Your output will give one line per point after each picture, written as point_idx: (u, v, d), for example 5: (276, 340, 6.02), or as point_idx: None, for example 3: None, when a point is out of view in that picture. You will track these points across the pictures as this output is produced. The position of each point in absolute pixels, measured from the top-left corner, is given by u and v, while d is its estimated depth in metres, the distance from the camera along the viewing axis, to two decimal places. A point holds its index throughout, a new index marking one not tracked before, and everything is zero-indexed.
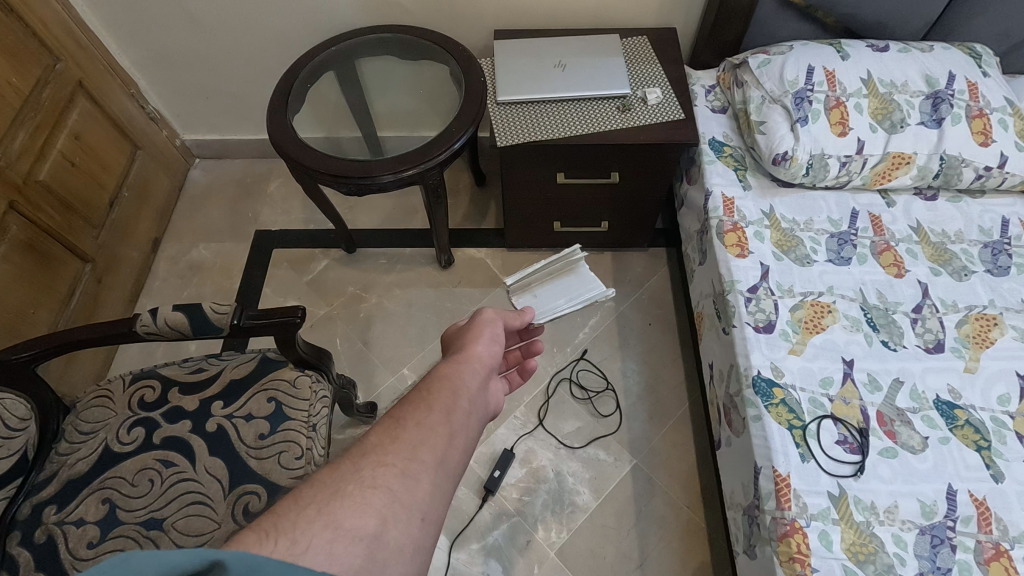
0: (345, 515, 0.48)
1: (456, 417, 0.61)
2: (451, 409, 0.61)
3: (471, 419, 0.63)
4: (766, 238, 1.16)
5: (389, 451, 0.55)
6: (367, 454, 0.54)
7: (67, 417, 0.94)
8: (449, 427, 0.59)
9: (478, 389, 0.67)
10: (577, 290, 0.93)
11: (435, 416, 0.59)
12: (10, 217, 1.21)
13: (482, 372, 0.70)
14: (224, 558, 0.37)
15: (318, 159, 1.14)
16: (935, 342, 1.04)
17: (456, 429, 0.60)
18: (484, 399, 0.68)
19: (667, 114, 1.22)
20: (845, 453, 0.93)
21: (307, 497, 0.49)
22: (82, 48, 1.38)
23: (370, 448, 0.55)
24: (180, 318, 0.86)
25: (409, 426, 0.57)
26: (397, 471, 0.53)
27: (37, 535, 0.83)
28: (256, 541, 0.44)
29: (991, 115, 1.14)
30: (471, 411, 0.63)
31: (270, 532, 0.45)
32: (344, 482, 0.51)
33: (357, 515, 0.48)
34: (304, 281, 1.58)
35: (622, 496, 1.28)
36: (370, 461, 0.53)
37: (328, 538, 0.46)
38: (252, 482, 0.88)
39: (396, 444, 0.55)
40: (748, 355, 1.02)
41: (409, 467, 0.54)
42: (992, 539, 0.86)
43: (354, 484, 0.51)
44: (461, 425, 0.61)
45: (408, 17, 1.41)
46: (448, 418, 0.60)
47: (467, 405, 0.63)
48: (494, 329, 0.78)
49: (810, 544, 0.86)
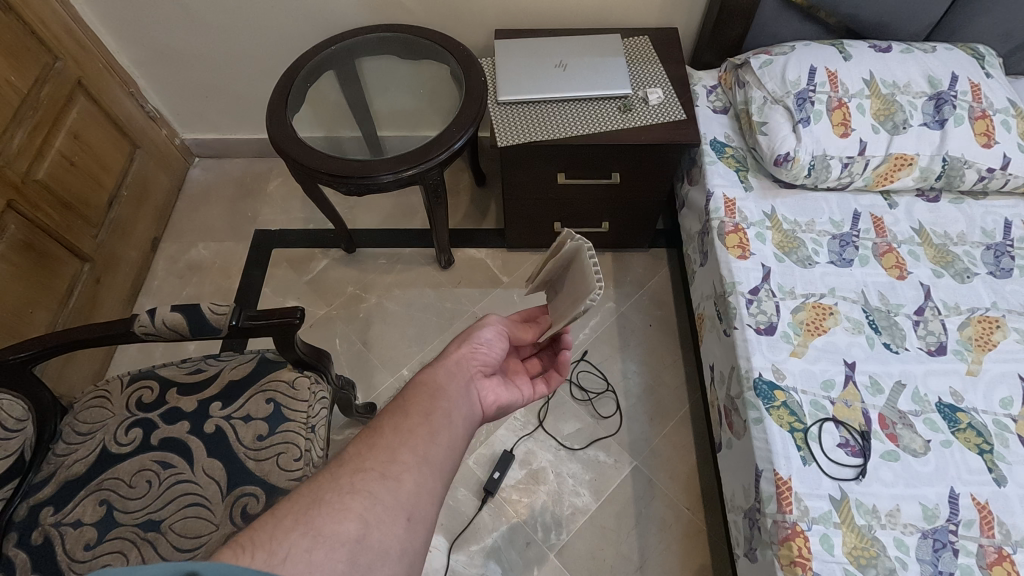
0: (324, 522, 0.48)
1: (436, 418, 0.61)
2: (429, 411, 0.62)
3: (454, 418, 0.63)
4: (767, 239, 1.16)
5: (366, 457, 0.55)
6: (345, 463, 0.55)
7: (64, 418, 0.94)
8: (429, 428, 0.60)
9: (456, 389, 0.68)
10: (584, 284, 0.72)
11: (413, 419, 0.60)
12: (9, 216, 1.20)
13: (456, 373, 0.71)
14: (197, 568, 0.37)
15: (318, 158, 1.13)
16: (937, 345, 1.03)
17: (436, 430, 0.60)
18: (465, 397, 0.68)
19: (668, 114, 1.21)
20: (845, 456, 0.92)
21: (285, 508, 0.49)
22: (82, 47, 1.37)
23: (349, 457, 0.55)
24: (178, 318, 0.86)
25: (386, 432, 0.58)
26: (376, 475, 0.53)
27: (33, 537, 0.82)
28: (233, 557, 0.43)
29: (994, 116, 1.13)
30: (451, 411, 0.64)
31: (246, 546, 0.44)
32: (322, 492, 0.51)
33: (336, 521, 0.48)
34: (303, 281, 1.58)
35: (622, 497, 1.28)
36: (348, 470, 0.54)
37: (307, 546, 0.46)
38: (249, 483, 0.88)
39: (374, 451, 0.56)
40: (748, 357, 1.02)
41: (388, 469, 0.54)
42: (994, 543, 0.86)
43: (333, 492, 0.51)
44: (442, 424, 0.61)
45: (408, 17, 1.40)
46: (427, 419, 0.61)
47: (447, 404, 0.64)
48: (486, 331, 0.78)
49: (810, 548, 0.85)
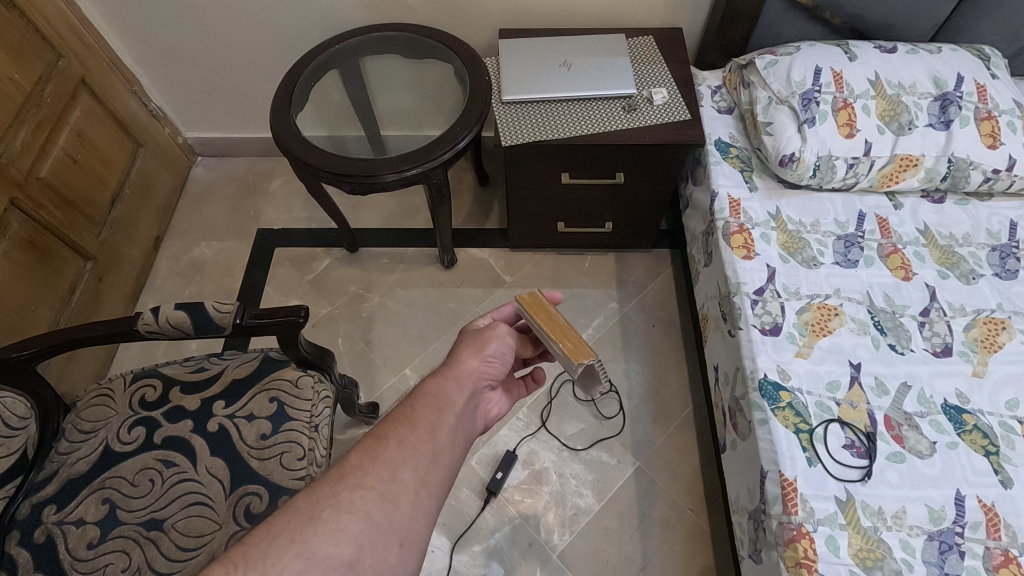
0: (319, 543, 0.49)
1: (440, 435, 0.60)
2: (434, 426, 0.61)
3: (457, 435, 0.62)
4: (772, 239, 1.15)
5: (367, 472, 0.55)
6: (346, 475, 0.55)
7: (68, 416, 0.94)
8: (432, 446, 0.59)
9: (463, 403, 0.66)
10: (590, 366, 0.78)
11: (418, 433, 0.59)
12: (11, 214, 1.20)
13: (465, 387, 0.68)
14: None
15: (322, 157, 1.13)
16: (942, 346, 1.03)
17: (439, 448, 0.59)
18: (468, 413, 0.67)
19: (673, 114, 1.21)
20: (852, 458, 0.92)
21: (281, 524, 0.50)
22: (84, 44, 1.37)
23: (349, 468, 0.55)
24: (181, 316, 0.85)
25: (390, 445, 0.58)
26: (376, 495, 0.54)
27: (36, 535, 0.82)
28: None
29: (1000, 117, 1.13)
30: (456, 427, 0.63)
31: (239, 564, 0.47)
32: (319, 508, 0.52)
33: (331, 543, 0.49)
34: (305, 280, 1.58)
35: (624, 498, 1.27)
36: (347, 485, 0.54)
37: (300, 568, 0.47)
38: (253, 483, 0.87)
39: (376, 465, 0.56)
40: (754, 358, 1.02)
41: (387, 489, 0.54)
42: (1000, 546, 0.85)
43: (330, 509, 0.51)
44: (446, 441, 0.61)
45: (411, 16, 1.40)
46: (431, 436, 0.60)
47: (452, 421, 0.63)
48: (499, 343, 0.75)
49: (816, 549, 0.85)
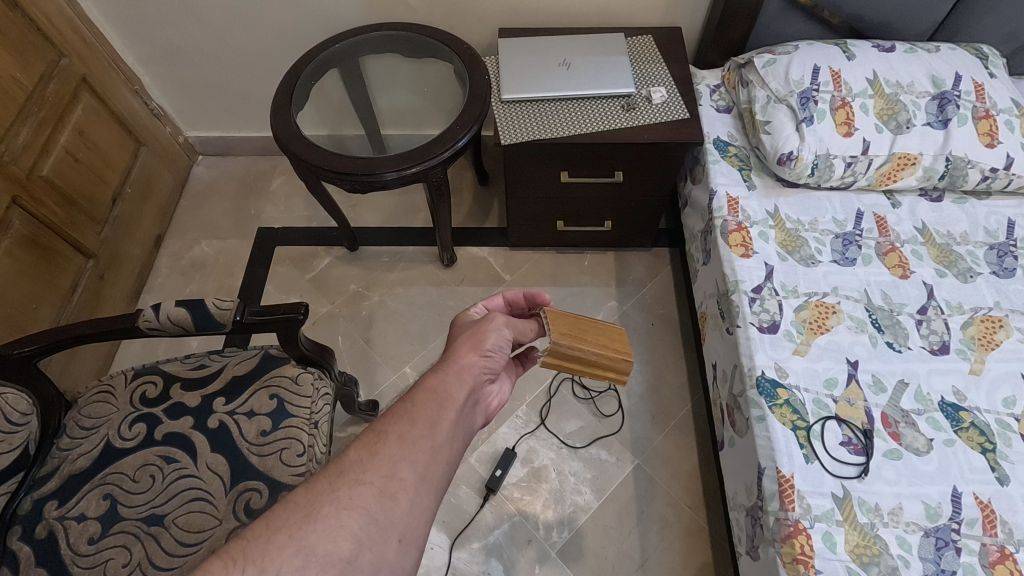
0: (318, 539, 0.50)
1: (439, 431, 0.61)
2: (433, 422, 0.61)
3: (456, 431, 0.63)
4: (770, 238, 1.16)
5: (367, 468, 0.55)
6: (345, 471, 0.55)
7: (68, 413, 0.94)
8: (432, 442, 0.59)
9: (462, 399, 0.66)
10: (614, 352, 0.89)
11: (418, 429, 0.60)
12: (13, 212, 1.21)
13: (465, 383, 0.68)
14: None
15: (324, 155, 1.13)
16: (940, 343, 1.03)
17: (439, 444, 0.60)
18: (469, 409, 0.67)
19: (672, 113, 1.21)
20: (849, 454, 0.92)
21: (279, 520, 0.50)
22: (85, 43, 1.37)
23: (349, 464, 0.56)
24: (182, 313, 0.86)
25: (390, 441, 0.58)
26: (375, 491, 0.54)
27: (37, 531, 0.82)
28: (223, 570, 0.46)
29: (998, 116, 1.13)
30: (455, 423, 0.63)
31: (237, 559, 0.47)
32: (318, 504, 0.52)
33: (329, 540, 0.50)
34: (305, 279, 1.58)
35: (623, 496, 1.28)
36: (347, 481, 0.54)
37: (299, 565, 0.48)
38: (254, 479, 0.88)
39: (375, 461, 0.56)
40: (751, 356, 1.02)
41: (387, 485, 0.55)
42: (996, 542, 0.86)
43: (329, 506, 0.52)
44: (446, 437, 0.61)
45: (411, 16, 1.41)
46: (431, 432, 0.60)
47: (452, 417, 0.63)
48: (497, 337, 0.74)
49: (812, 545, 0.86)
